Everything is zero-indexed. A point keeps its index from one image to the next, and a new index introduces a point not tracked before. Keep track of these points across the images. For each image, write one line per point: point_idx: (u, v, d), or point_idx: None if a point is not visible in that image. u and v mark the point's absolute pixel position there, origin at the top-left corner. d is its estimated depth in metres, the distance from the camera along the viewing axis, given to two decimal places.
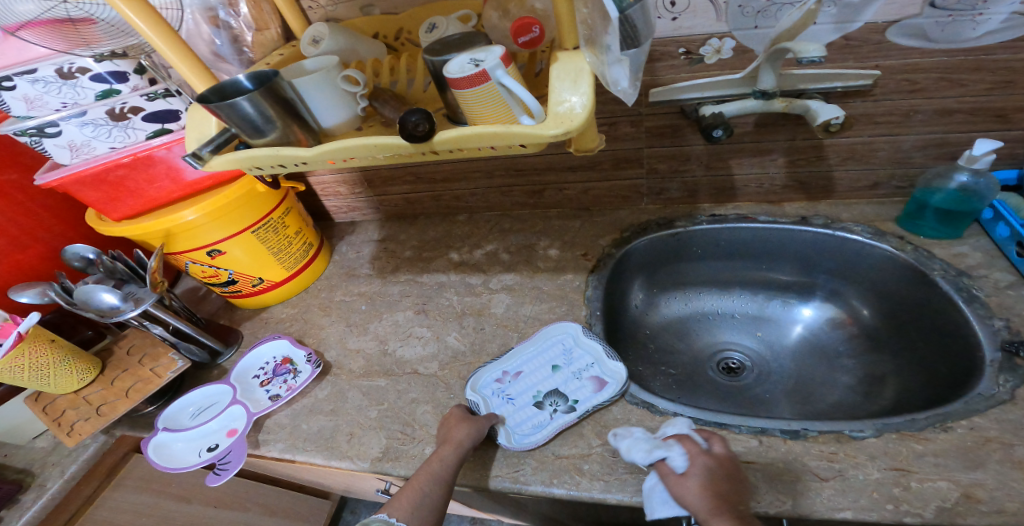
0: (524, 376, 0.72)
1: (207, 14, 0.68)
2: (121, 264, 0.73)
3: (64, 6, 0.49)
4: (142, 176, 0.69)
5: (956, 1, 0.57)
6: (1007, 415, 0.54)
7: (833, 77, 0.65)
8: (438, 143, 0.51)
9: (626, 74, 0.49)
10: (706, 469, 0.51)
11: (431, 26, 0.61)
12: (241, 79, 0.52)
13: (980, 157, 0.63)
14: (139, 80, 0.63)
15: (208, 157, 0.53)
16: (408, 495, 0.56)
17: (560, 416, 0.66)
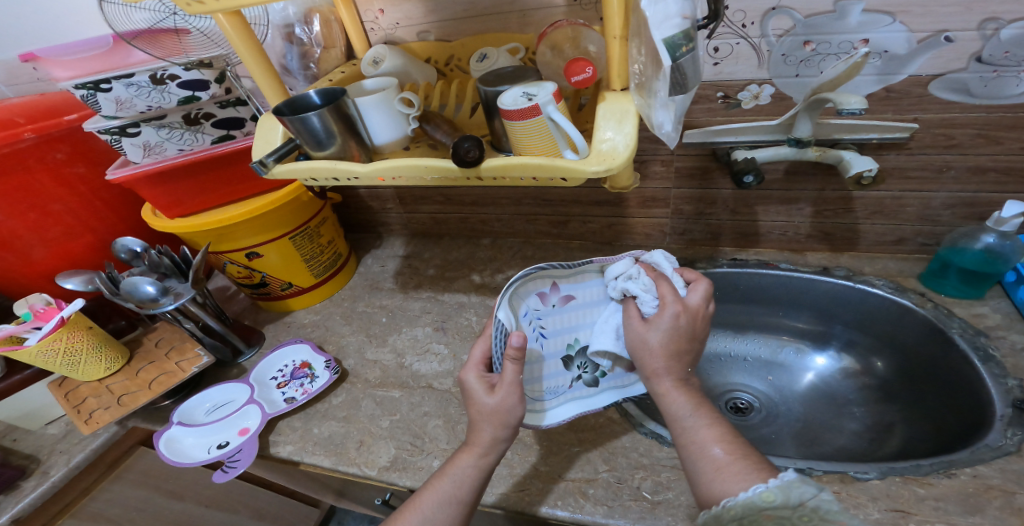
0: (571, 313, 0.64)
1: (285, 30, 0.73)
2: (167, 258, 0.75)
3: (172, 18, 0.68)
4: (203, 177, 0.75)
5: (1003, 57, 0.58)
6: (1012, 465, 0.53)
7: (871, 128, 0.66)
8: (484, 170, 0.53)
9: (672, 118, 0.50)
10: (671, 321, 0.55)
11: (482, 56, 0.66)
12: (310, 94, 0.56)
13: (1008, 219, 0.64)
14: (217, 89, 0.67)
15: (273, 165, 0.54)
16: (407, 517, 0.53)
17: (577, 388, 0.64)
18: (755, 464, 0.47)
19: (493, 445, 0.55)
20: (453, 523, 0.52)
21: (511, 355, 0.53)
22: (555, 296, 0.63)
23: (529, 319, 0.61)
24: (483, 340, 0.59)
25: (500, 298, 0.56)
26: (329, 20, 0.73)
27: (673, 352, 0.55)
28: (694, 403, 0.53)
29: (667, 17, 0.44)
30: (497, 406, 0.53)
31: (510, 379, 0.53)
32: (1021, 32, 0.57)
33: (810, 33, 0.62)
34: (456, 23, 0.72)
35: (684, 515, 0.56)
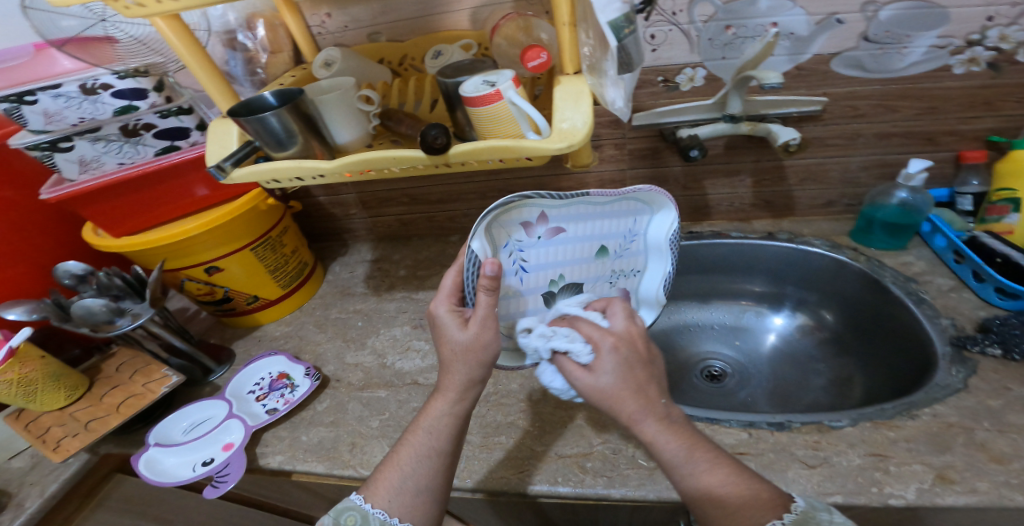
0: (555, 247, 0.67)
1: (227, 36, 0.72)
2: (118, 279, 0.71)
3: (103, 24, 0.63)
4: (150, 192, 0.72)
5: (885, 36, 0.66)
6: (963, 401, 0.58)
7: (789, 104, 0.73)
8: (454, 155, 0.55)
9: (622, 94, 0.55)
10: (617, 359, 0.51)
11: (437, 53, 0.68)
12: (265, 95, 0.55)
13: (915, 175, 0.71)
14: (157, 98, 0.64)
15: (231, 169, 0.54)
16: (388, 477, 0.54)
17: None
18: (762, 497, 0.45)
19: (467, 389, 0.57)
20: (434, 476, 0.55)
21: (484, 284, 0.53)
22: (541, 227, 0.66)
23: (511, 250, 0.65)
24: (454, 270, 0.59)
25: (476, 227, 0.58)
26: (274, 25, 0.71)
27: (635, 390, 0.50)
28: (687, 446, 0.48)
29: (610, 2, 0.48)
30: (469, 341, 0.55)
31: (482, 313, 0.55)
32: (897, 13, 0.64)
33: (731, 18, 0.69)
34: (408, 23, 0.73)
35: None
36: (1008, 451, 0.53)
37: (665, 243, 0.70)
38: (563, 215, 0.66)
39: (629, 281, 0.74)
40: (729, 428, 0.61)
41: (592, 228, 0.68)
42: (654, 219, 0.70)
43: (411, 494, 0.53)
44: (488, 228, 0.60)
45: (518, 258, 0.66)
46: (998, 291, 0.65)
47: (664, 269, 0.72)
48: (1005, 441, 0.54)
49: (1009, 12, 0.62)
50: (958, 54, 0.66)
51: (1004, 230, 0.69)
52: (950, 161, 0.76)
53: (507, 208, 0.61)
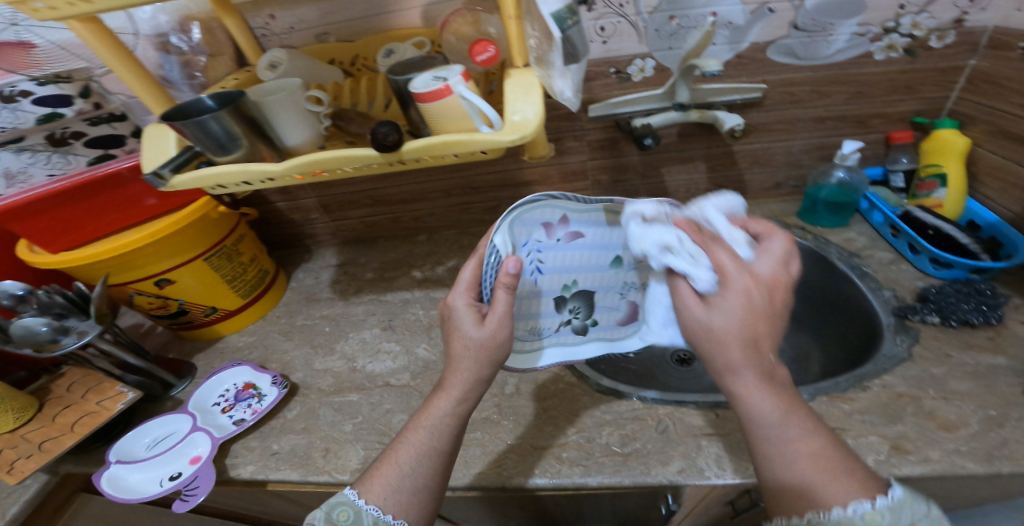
0: (572, 251, 0.68)
1: (158, 40, 0.69)
2: (59, 296, 0.67)
3: (17, 30, 0.63)
4: (89, 204, 0.67)
5: (812, 24, 0.70)
6: (909, 371, 0.59)
7: (732, 90, 0.76)
8: (406, 152, 0.55)
9: (570, 85, 0.57)
10: (752, 298, 0.49)
11: (389, 52, 0.67)
12: (203, 98, 0.53)
13: (849, 155, 0.75)
14: (83, 104, 0.66)
15: (169, 176, 0.52)
16: (384, 474, 0.54)
17: (563, 332, 0.72)
18: (850, 478, 0.43)
19: (472, 388, 0.57)
20: (432, 474, 0.55)
21: (505, 283, 0.54)
22: (561, 230, 0.66)
23: (529, 250, 0.64)
24: (473, 263, 0.61)
25: (499, 222, 0.58)
26: (210, 28, 0.67)
27: (752, 342, 0.48)
28: (783, 409, 0.46)
29: None
30: (482, 338, 0.55)
31: (499, 311, 0.55)
32: (821, 2, 0.69)
33: (673, 9, 0.71)
34: (359, 22, 0.72)
35: (655, 461, 0.65)
36: (954, 418, 0.54)
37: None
38: (583, 219, 0.67)
39: (638, 293, 0.76)
40: (695, 410, 0.69)
41: (608, 238, 0.70)
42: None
43: (407, 493, 0.53)
44: (513, 222, 0.59)
45: (535, 258, 0.65)
46: (932, 263, 0.69)
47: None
48: (950, 409, 0.55)
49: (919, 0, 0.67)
50: (876, 41, 0.71)
51: (934, 204, 0.74)
52: (882, 143, 0.81)
53: (532, 206, 0.60)
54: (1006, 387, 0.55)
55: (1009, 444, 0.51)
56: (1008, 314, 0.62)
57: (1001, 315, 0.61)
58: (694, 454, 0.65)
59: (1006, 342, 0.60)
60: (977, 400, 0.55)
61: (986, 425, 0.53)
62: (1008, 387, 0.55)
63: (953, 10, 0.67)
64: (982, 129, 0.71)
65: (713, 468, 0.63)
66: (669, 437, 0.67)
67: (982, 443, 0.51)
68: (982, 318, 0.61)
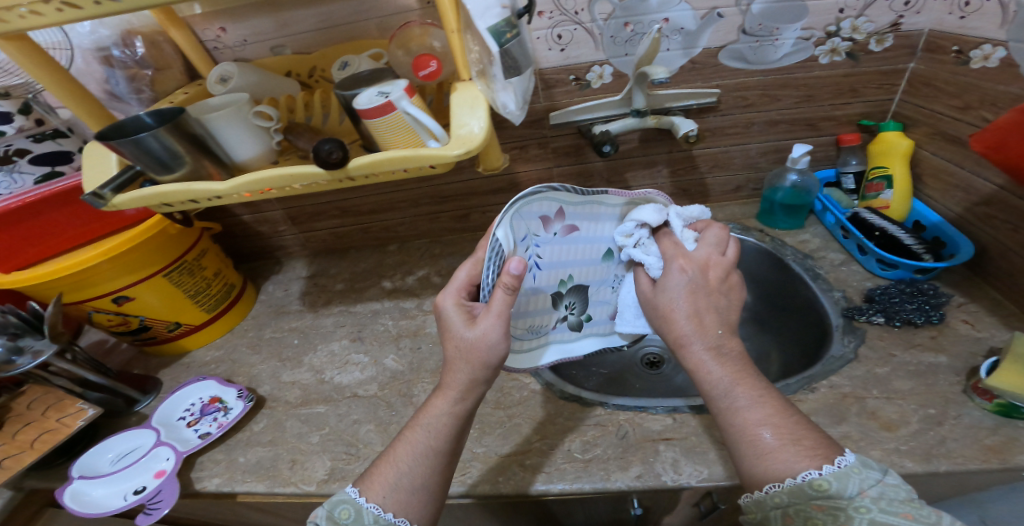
0: (569, 245, 0.63)
1: (100, 54, 0.68)
2: (13, 317, 0.67)
3: None
4: (37, 222, 0.66)
5: (758, 29, 0.72)
6: (855, 371, 0.61)
7: (688, 97, 0.77)
8: (353, 169, 0.56)
9: (513, 98, 0.58)
10: (688, 277, 0.59)
11: (344, 64, 0.68)
12: (140, 115, 0.53)
13: (799, 158, 0.78)
14: (24, 122, 0.65)
15: (110, 195, 0.52)
16: (383, 473, 0.55)
17: (560, 329, 0.69)
18: (804, 443, 0.46)
19: (470, 389, 0.57)
20: (431, 474, 0.55)
21: (506, 284, 0.53)
22: (557, 223, 0.61)
23: (528, 244, 0.59)
24: (470, 266, 0.62)
25: (502, 216, 0.54)
26: (156, 41, 0.68)
27: (695, 316, 0.56)
28: (732, 376, 0.51)
29: (489, 7, 0.51)
30: (476, 339, 0.55)
31: (497, 309, 0.54)
32: (767, 7, 0.70)
33: (627, 15, 0.73)
34: (313, 35, 0.73)
35: (615, 466, 0.66)
36: (896, 418, 0.55)
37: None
38: (580, 212, 0.63)
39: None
40: (656, 414, 0.71)
41: (604, 230, 0.66)
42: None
43: (405, 493, 0.54)
44: (515, 215, 0.55)
45: (533, 252, 0.60)
46: (879, 263, 0.70)
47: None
48: (892, 408, 0.56)
49: (856, 4, 0.69)
50: (820, 45, 0.73)
51: (881, 205, 0.76)
52: (833, 144, 0.83)
53: (534, 198, 0.56)
54: (946, 385, 0.57)
55: (946, 443, 0.52)
56: (950, 313, 0.64)
57: (943, 315, 0.63)
58: (651, 459, 0.66)
59: (947, 341, 0.61)
60: (917, 399, 0.56)
61: (926, 423, 0.54)
62: (947, 385, 0.57)
63: (890, 14, 0.69)
64: (924, 131, 0.73)
65: (670, 472, 0.64)
66: (628, 443, 0.68)
67: (920, 441, 0.52)
68: (925, 318, 0.63)
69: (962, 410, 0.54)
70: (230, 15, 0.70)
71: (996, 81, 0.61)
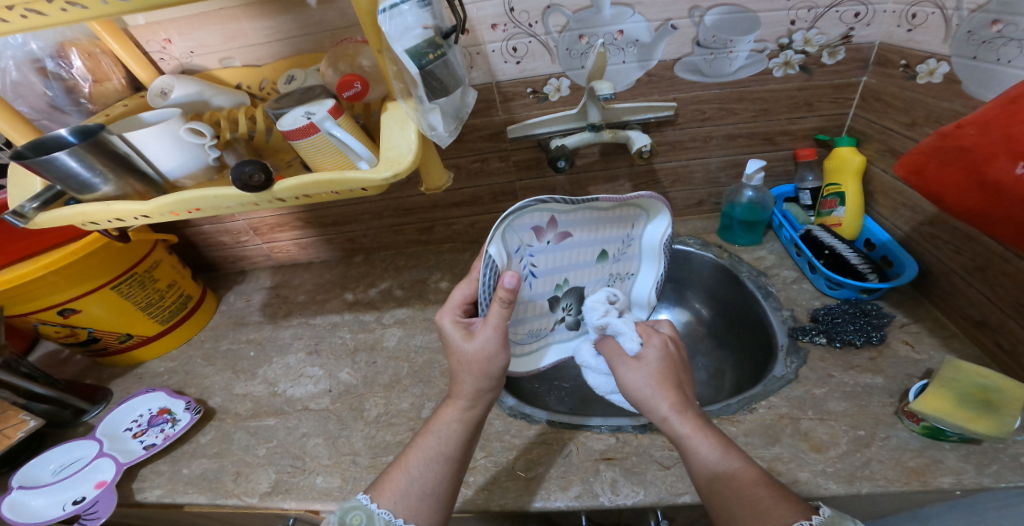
0: (563, 251, 0.64)
1: (35, 66, 0.68)
2: None
3: None
4: None
5: (712, 41, 0.69)
6: (794, 392, 0.63)
7: (646, 109, 0.74)
8: (279, 191, 0.56)
9: (441, 120, 0.57)
10: (660, 352, 0.57)
11: (290, 78, 0.67)
12: (60, 133, 0.53)
13: (753, 175, 0.76)
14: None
15: (32, 213, 0.54)
16: (394, 480, 0.54)
17: (558, 330, 0.71)
18: (786, 501, 0.44)
19: (478, 397, 0.58)
20: (441, 480, 0.54)
21: (501, 298, 0.53)
22: (550, 232, 0.62)
23: (521, 255, 0.60)
24: (466, 284, 0.63)
25: (493, 232, 0.55)
26: (93, 53, 0.69)
27: (675, 385, 0.54)
28: (722, 445, 0.49)
29: (408, 28, 0.49)
30: (479, 349, 0.56)
31: (493, 321, 0.55)
32: (720, 17, 0.67)
33: (582, 27, 0.70)
34: (262, 47, 0.72)
35: (555, 486, 0.64)
36: (826, 439, 0.57)
37: (659, 248, 0.71)
38: (572, 219, 0.63)
39: (625, 284, 0.74)
40: (599, 434, 0.69)
41: (596, 233, 0.66)
42: (655, 226, 0.71)
43: (417, 499, 0.52)
44: (503, 232, 0.56)
45: (527, 262, 0.61)
46: (827, 282, 0.72)
47: (658, 274, 0.73)
48: (824, 429, 0.58)
49: (806, 16, 0.66)
50: (773, 57, 0.70)
51: (834, 222, 0.76)
52: (790, 158, 0.81)
53: (520, 212, 0.56)
54: (878, 406, 0.59)
55: (871, 464, 0.54)
56: (891, 334, 0.66)
57: (883, 335, 0.65)
58: (591, 479, 0.64)
59: (885, 363, 0.63)
60: (849, 420, 0.58)
61: (854, 445, 0.56)
62: (880, 407, 0.59)
63: (840, 26, 0.66)
64: (875, 148, 0.72)
65: (607, 494, 0.62)
66: (571, 463, 0.66)
67: (846, 463, 0.54)
68: (864, 338, 0.65)
69: (890, 431, 0.57)
70: (174, 27, 0.70)
71: (940, 97, 0.60)
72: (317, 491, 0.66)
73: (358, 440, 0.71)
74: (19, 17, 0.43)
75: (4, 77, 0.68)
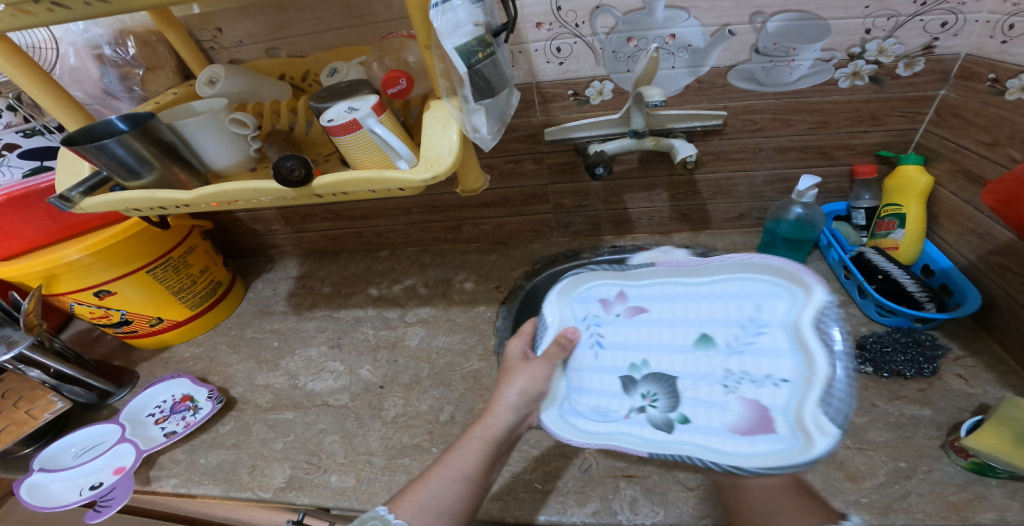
0: (639, 327, 0.62)
1: (93, 52, 0.69)
2: None
3: None
4: (16, 217, 0.68)
5: (774, 48, 0.66)
6: None
7: (692, 117, 0.73)
8: (318, 188, 0.54)
9: (485, 122, 0.55)
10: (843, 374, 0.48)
11: (332, 71, 0.65)
12: (112, 121, 0.55)
13: (806, 192, 0.72)
14: (11, 117, 0.70)
15: (78, 198, 0.54)
16: (414, 495, 0.51)
17: (634, 420, 0.56)
18: None
19: (502, 414, 0.56)
20: (461, 499, 0.51)
21: (558, 340, 0.59)
22: (620, 305, 0.63)
23: (589, 324, 0.63)
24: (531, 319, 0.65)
25: (551, 296, 0.64)
26: (149, 41, 0.69)
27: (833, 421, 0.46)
28: None
29: (459, 25, 0.48)
30: (525, 372, 0.57)
31: (549, 356, 0.58)
32: (784, 24, 0.64)
33: (631, 30, 0.67)
34: (308, 39, 0.71)
35: (572, 501, 0.59)
36: (864, 469, 0.54)
37: (813, 343, 0.50)
38: (645, 293, 0.62)
39: (772, 394, 0.52)
40: (622, 450, 0.63)
41: (688, 310, 0.59)
42: (799, 304, 0.53)
43: (432, 515, 0.49)
44: (564, 294, 0.64)
45: (594, 331, 0.63)
46: (877, 309, 0.68)
47: (823, 373, 0.49)
48: (862, 459, 0.55)
49: (885, 25, 0.62)
50: (841, 67, 0.66)
51: (891, 245, 0.73)
52: (846, 175, 0.78)
53: (580, 283, 0.65)
54: (924, 439, 0.56)
55: (909, 497, 0.51)
56: (944, 366, 0.62)
57: (936, 368, 0.62)
58: (609, 496, 0.59)
59: (936, 395, 0.60)
60: (890, 451, 0.55)
61: (892, 476, 0.53)
62: (925, 439, 0.56)
63: (923, 36, 0.62)
64: (945, 168, 0.68)
65: (626, 512, 0.57)
66: (590, 478, 0.61)
67: (883, 494, 0.52)
68: (914, 370, 0.62)
69: (934, 464, 0.54)
70: (226, 17, 0.69)
71: None
72: (331, 489, 0.64)
73: (375, 440, 0.70)
74: (84, 5, 0.42)
75: (63, 63, 0.70)
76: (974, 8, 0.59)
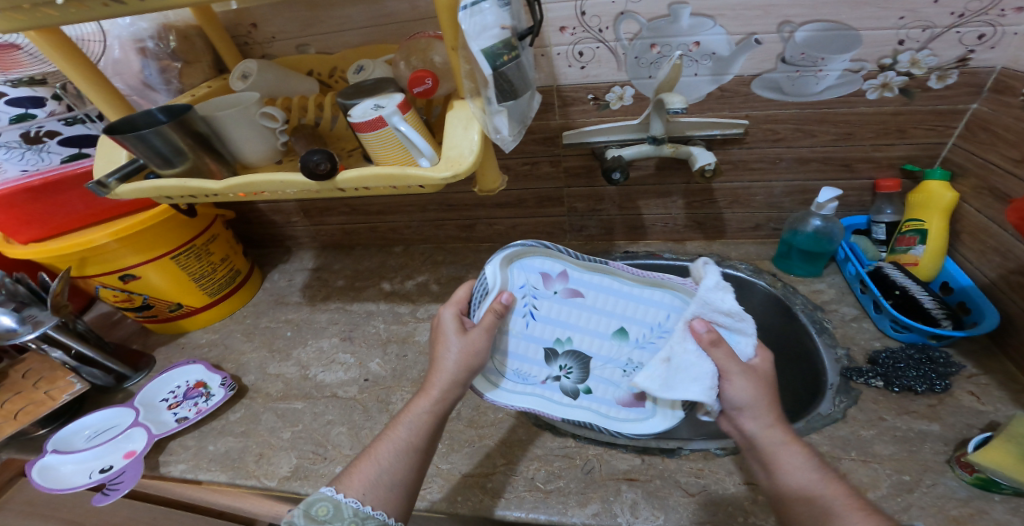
0: (570, 307, 0.68)
1: (137, 46, 0.71)
2: (23, 286, 0.73)
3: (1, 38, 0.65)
4: (50, 201, 0.70)
5: (801, 58, 0.66)
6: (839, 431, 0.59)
7: (712, 125, 0.73)
8: (341, 182, 0.55)
9: (506, 124, 0.56)
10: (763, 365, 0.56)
11: (359, 68, 0.66)
12: (151, 111, 0.56)
13: (825, 204, 0.72)
14: (56, 106, 0.69)
15: (114, 185, 0.55)
16: (363, 470, 0.51)
17: (549, 385, 0.68)
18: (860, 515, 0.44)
19: (451, 389, 0.56)
20: (410, 470, 0.52)
21: (493, 307, 0.58)
22: (560, 283, 0.67)
23: (525, 292, 0.66)
24: (466, 284, 0.63)
25: (496, 256, 0.61)
26: (188, 35, 0.70)
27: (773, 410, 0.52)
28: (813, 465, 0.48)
29: (486, 28, 0.48)
30: (464, 346, 0.57)
31: (485, 326, 0.58)
32: (813, 34, 0.64)
33: (654, 37, 0.67)
34: (338, 36, 0.72)
35: (573, 501, 0.59)
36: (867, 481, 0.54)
37: None
38: (585, 278, 0.67)
39: None
40: (625, 453, 0.63)
41: (612, 304, 0.68)
42: None
43: (386, 488, 0.50)
44: (509, 259, 0.63)
45: (530, 303, 0.66)
46: (892, 324, 0.68)
47: None
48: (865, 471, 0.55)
49: (918, 36, 0.62)
50: (869, 79, 0.66)
51: (909, 260, 0.73)
52: (868, 189, 0.78)
53: (529, 252, 0.64)
54: (930, 454, 0.55)
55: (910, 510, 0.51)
56: (956, 383, 0.62)
57: (948, 384, 0.61)
58: (611, 498, 0.59)
59: (946, 411, 0.59)
60: (894, 464, 0.55)
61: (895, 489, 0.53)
62: (932, 454, 0.55)
63: (958, 48, 0.62)
64: (970, 184, 0.68)
65: (626, 514, 0.57)
66: (592, 479, 0.61)
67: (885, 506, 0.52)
68: (926, 385, 0.61)
69: (938, 479, 0.53)
70: (261, 14, 0.71)
71: None
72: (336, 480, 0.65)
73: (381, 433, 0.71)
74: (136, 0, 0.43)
75: (108, 56, 0.72)
76: (1014, 21, 0.58)
